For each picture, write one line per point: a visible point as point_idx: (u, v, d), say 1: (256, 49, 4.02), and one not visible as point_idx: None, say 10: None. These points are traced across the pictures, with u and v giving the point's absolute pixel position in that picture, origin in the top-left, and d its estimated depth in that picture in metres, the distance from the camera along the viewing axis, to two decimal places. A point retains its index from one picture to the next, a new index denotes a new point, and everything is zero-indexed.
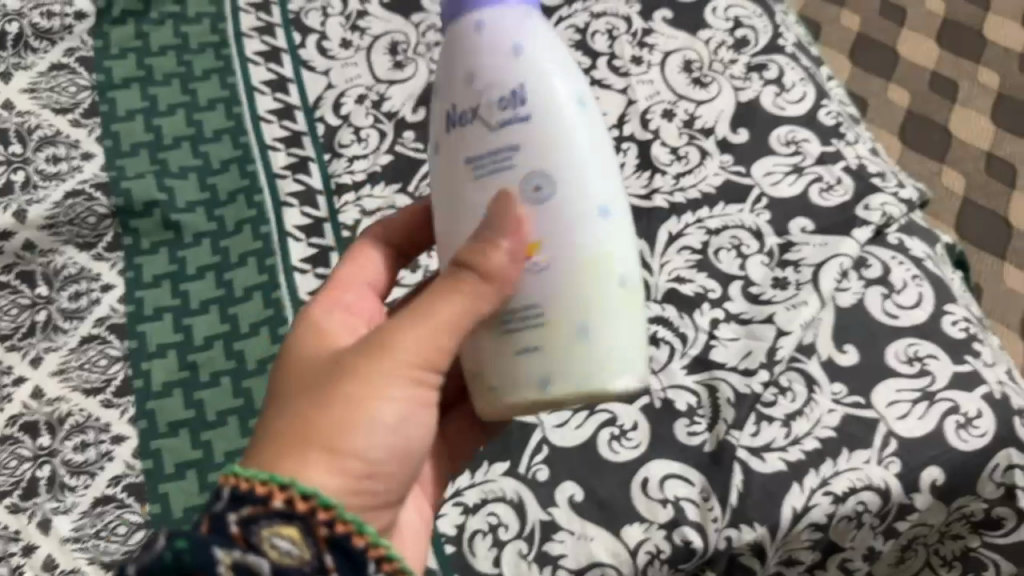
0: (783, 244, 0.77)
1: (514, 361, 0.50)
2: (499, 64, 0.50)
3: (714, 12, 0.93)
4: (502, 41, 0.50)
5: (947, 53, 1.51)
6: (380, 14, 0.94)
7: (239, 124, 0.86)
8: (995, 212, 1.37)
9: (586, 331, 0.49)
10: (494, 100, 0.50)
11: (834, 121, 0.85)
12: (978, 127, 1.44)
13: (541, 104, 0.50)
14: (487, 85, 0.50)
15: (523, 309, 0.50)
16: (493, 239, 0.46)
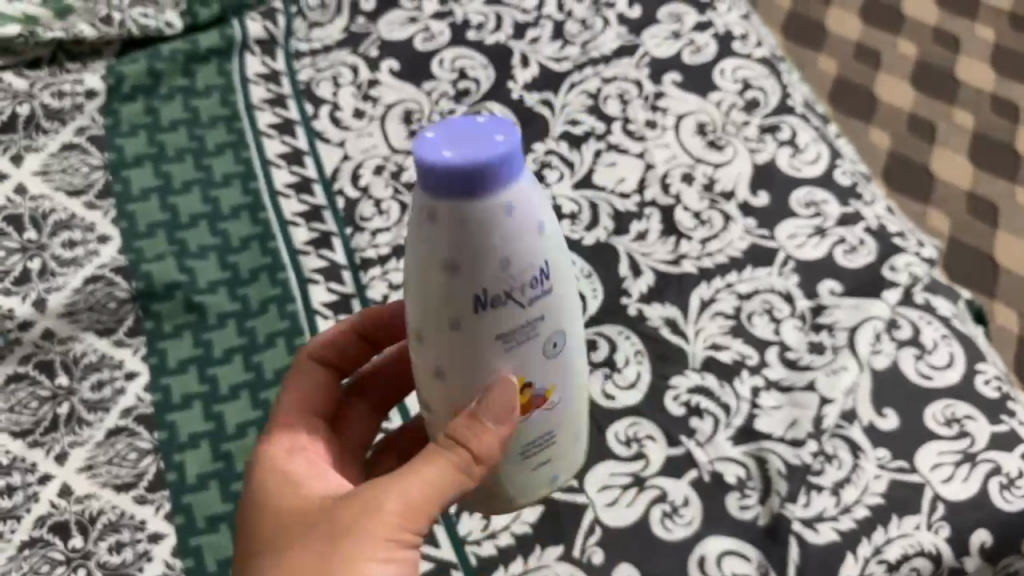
0: (814, 307, 0.78)
1: (525, 483, 0.53)
2: (529, 246, 0.43)
3: (723, 75, 0.95)
4: (528, 219, 0.43)
5: (922, 96, 1.53)
6: (391, 82, 0.94)
7: (256, 200, 0.85)
8: (981, 251, 1.37)
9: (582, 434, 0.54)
10: (527, 285, 0.44)
11: (851, 180, 0.87)
12: (957, 166, 1.45)
13: (557, 286, 0.46)
14: (521, 273, 0.44)
15: (543, 437, 0.51)
16: (483, 417, 0.47)
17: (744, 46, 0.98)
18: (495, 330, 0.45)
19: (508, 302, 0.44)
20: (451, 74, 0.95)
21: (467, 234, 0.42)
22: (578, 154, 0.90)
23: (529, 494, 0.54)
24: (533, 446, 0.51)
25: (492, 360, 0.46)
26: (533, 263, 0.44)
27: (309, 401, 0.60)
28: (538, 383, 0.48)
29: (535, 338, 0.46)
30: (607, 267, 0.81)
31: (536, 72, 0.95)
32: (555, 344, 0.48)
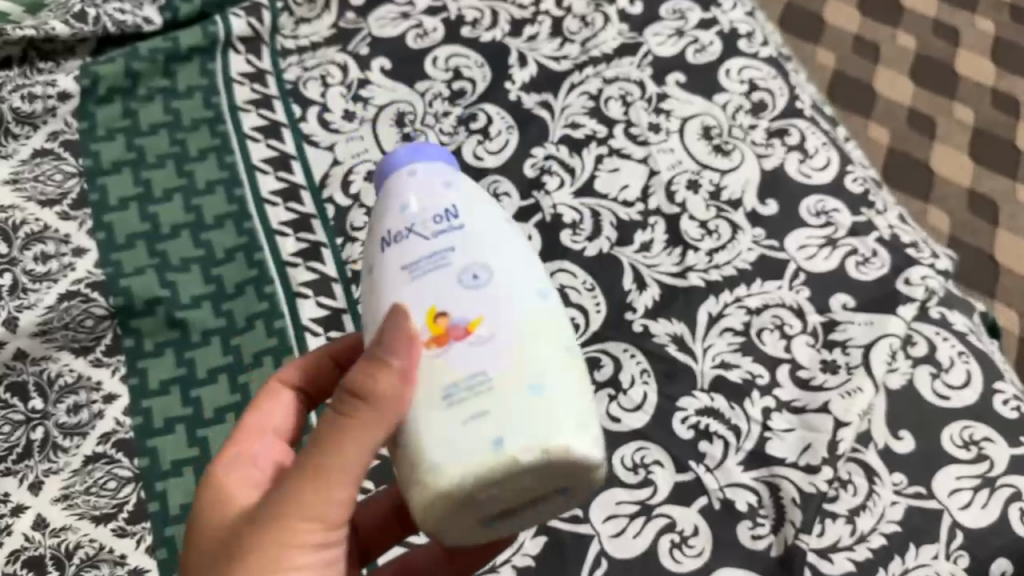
0: (826, 323, 0.75)
1: (458, 437, 0.43)
2: (432, 194, 0.50)
3: (728, 75, 0.92)
4: (436, 179, 0.51)
5: (923, 90, 1.48)
6: (383, 82, 0.90)
7: (241, 209, 0.80)
8: (983, 251, 1.35)
9: (539, 388, 0.44)
10: (428, 218, 0.49)
11: (862, 188, 0.84)
12: (957, 164, 1.42)
13: (471, 224, 0.49)
14: (423, 210, 0.50)
15: (472, 374, 0.45)
16: (381, 360, 0.44)
17: (749, 44, 0.94)
18: (398, 261, 0.48)
19: (411, 234, 0.49)
20: (446, 73, 0.91)
21: (382, 203, 0.52)
22: (579, 159, 0.86)
23: (464, 455, 0.43)
24: (469, 389, 0.44)
25: (397, 292, 0.48)
26: (437, 204, 0.50)
27: (276, 423, 0.54)
28: (457, 314, 0.46)
29: (446, 265, 0.48)
30: (610, 280, 0.78)
31: (534, 72, 0.91)
32: (470, 277, 0.47)
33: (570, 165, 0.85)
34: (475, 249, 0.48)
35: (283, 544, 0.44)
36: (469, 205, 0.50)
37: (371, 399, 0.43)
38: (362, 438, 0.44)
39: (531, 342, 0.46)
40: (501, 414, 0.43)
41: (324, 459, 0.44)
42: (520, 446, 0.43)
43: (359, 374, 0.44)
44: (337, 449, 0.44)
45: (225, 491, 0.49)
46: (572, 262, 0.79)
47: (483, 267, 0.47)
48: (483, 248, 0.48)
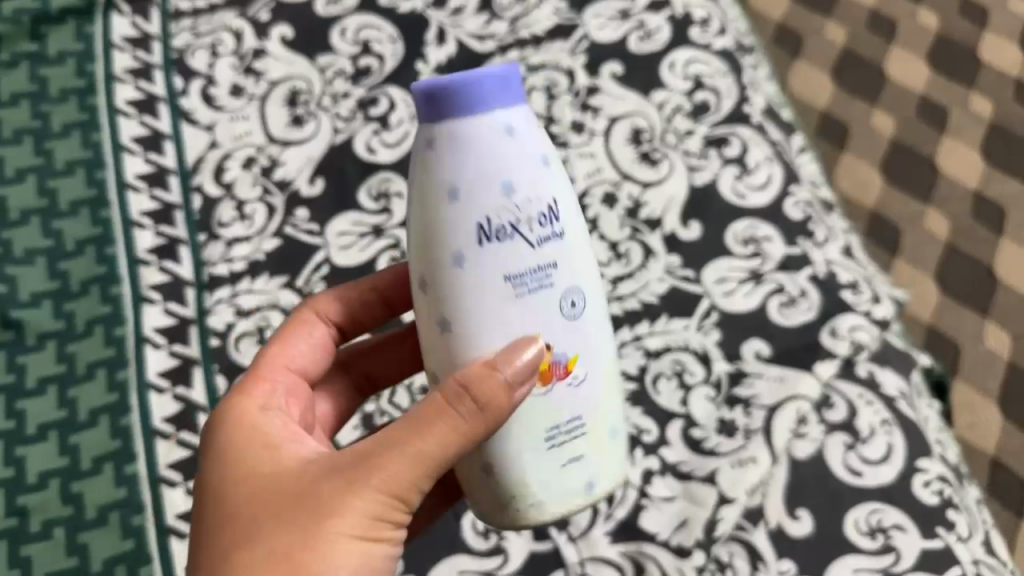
0: (732, 373, 0.65)
1: (558, 479, 0.44)
2: (532, 178, 0.42)
3: (672, 69, 0.81)
4: (533, 151, 0.43)
5: (937, 75, 1.25)
6: (280, 54, 0.80)
7: (101, 194, 0.73)
8: (981, 263, 1.11)
9: (616, 430, 0.46)
10: (534, 217, 0.43)
11: (802, 215, 0.73)
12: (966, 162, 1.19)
13: (572, 230, 0.44)
14: (528, 201, 0.42)
15: (568, 421, 0.44)
16: (500, 368, 0.40)
17: (703, 33, 0.83)
18: (505, 270, 0.42)
19: (517, 235, 0.42)
20: (353, 48, 0.81)
21: (473, 166, 0.41)
22: None
23: (562, 496, 0.44)
24: (568, 432, 0.44)
25: (500, 305, 0.42)
26: (541, 198, 0.43)
27: (297, 360, 0.51)
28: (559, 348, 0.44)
29: (550, 285, 0.43)
30: None
31: (451, 52, 0.81)
32: (571, 302, 0.44)
33: None
34: (578, 266, 0.44)
35: (351, 520, 0.39)
36: (560, 188, 0.44)
37: (483, 401, 0.40)
38: (464, 422, 0.40)
39: (610, 386, 0.46)
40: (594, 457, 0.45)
41: (420, 436, 0.40)
42: (607, 485, 0.46)
43: (477, 374, 0.40)
44: (443, 432, 0.40)
45: (262, 436, 0.43)
46: None
47: (582, 294, 0.44)
48: (582, 261, 0.45)
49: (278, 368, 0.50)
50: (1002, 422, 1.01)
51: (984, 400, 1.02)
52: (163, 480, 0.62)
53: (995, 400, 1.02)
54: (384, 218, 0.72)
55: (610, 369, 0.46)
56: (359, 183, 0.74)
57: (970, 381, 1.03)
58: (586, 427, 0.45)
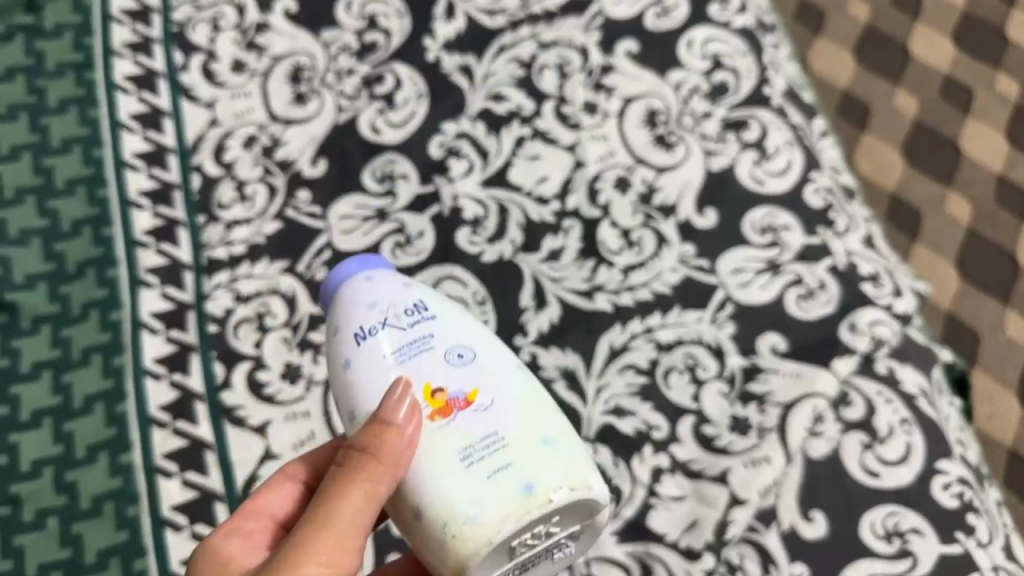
0: (747, 368, 0.63)
1: (484, 493, 0.39)
2: (390, 292, 0.45)
3: (689, 48, 0.78)
4: (394, 280, 0.46)
5: (965, 51, 1.11)
6: (284, 29, 0.78)
7: (98, 173, 0.71)
8: (1005, 249, 1.00)
9: (549, 439, 0.41)
10: (398, 310, 0.44)
11: (822, 203, 0.70)
12: (993, 144, 1.06)
13: (444, 313, 0.44)
14: (390, 301, 0.44)
15: (484, 438, 0.40)
16: (392, 416, 0.40)
17: (722, 11, 0.79)
18: (384, 352, 0.43)
19: (384, 326, 0.43)
20: (359, 22, 0.78)
21: (347, 307, 0.45)
22: (495, 140, 0.73)
23: (493, 510, 0.39)
24: (483, 450, 0.40)
25: (382, 380, 0.42)
26: (405, 298, 0.44)
27: (269, 508, 0.45)
28: (453, 386, 0.42)
29: (431, 344, 0.43)
30: (505, 292, 0.67)
31: (460, 27, 0.77)
32: (458, 353, 0.43)
33: (484, 147, 0.73)
34: (455, 329, 0.44)
35: None
36: (437, 301, 0.45)
37: (382, 455, 0.39)
38: (372, 472, 0.39)
39: (534, 408, 0.42)
40: (520, 460, 0.40)
41: (338, 500, 0.39)
42: (553, 486, 0.39)
43: (368, 429, 0.40)
44: (343, 492, 0.39)
45: (221, 566, 0.42)
46: (463, 270, 0.68)
47: (473, 348, 0.43)
48: (462, 326, 0.44)
49: (254, 512, 0.45)
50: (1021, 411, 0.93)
51: (1007, 394, 0.93)
52: (159, 470, 0.60)
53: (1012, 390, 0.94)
54: (388, 202, 0.71)
55: (529, 385, 0.43)
56: (364, 163, 0.72)
57: (987, 371, 0.95)
58: (508, 435, 0.40)
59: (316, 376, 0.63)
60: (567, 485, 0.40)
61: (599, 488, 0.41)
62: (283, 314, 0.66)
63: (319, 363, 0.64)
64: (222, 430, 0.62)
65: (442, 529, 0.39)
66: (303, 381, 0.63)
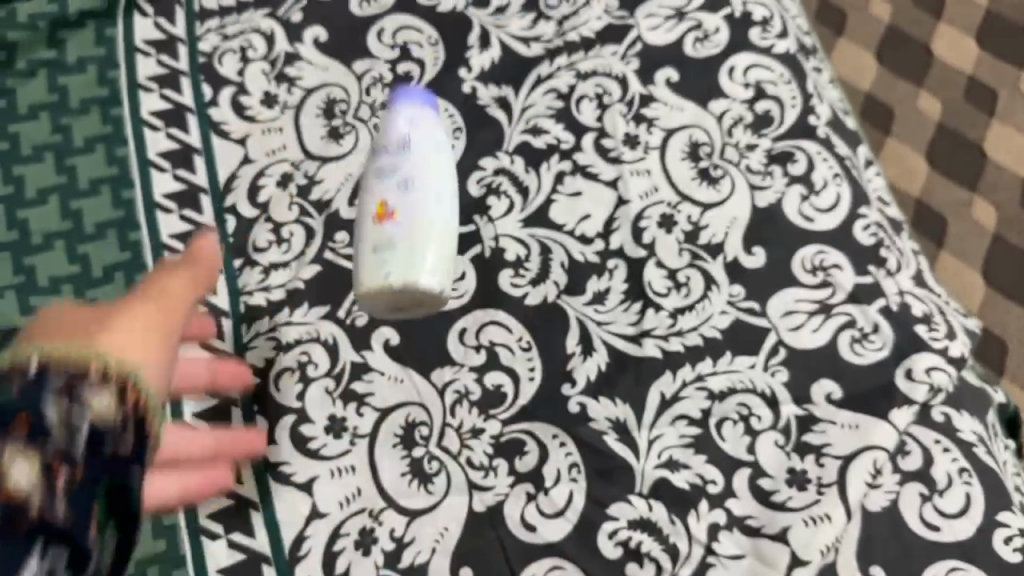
0: (802, 419, 0.62)
1: (372, 258, 0.63)
2: (423, 114, 0.68)
3: (731, 75, 0.75)
4: (422, 113, 0.68)
5: (988, 52, 1.24)
6: (315, 59, 0.76)
7: (128, 216, 0.69)
8: None
9: (422, 255, 0.62)
10: (406, 125, 0.67)
11: (873, 240, 0.68)
12: (1016, 148, 1.19)
13: (427, 159, 0.66)
14: (407, 119, 0.67)
15: (401, 215, 0.64)
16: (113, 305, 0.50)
17: (763, 35, 0.76)
18: (389, 151, 0.66)
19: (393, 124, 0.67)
20: (392, 51, 0.76)
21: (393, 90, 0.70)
22: (535, 176, 0.71)
23: (376, 275, 0.62)
24: (387, 241, 0.63)
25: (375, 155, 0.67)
26: (420, 130, 0.67)
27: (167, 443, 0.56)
28: (396, 203, 0.64)
29: (398, 168, 0.65)
30: (550, 337, 0.65)
31: (496, 56, 0.76)
32: (405, 185, 0.65)
33: (524, 184, 0.71)
34: (425, 168, 0.65)
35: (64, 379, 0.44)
36: (433, 152, 0.66)
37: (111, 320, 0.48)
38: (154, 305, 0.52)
39: (419, 240, 0.63)
40: (401, 254, 0.62)
41: (101, 319, 0.48)
42: (398, 278, 0.62)
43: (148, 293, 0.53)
44: (91, 326, 0.47)
45: None
46: (507, 314, 0.66)
47: (415, 143, 0.66)
48: (439, 180, 0.65)
49: None
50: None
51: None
52: (205, 530, 0.59)
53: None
54: None
55: (425, 220, 0.63)
56: None
57: (1012, 381, 1.07)
58: (414, 239, 0.62)
59: (361, 430, 0.62)
60: (406, 278, 0.62)
61: (425, 281, 0.62)
62: (325, 363, 0.64)
63: (364, 416, 0.63)
64: (266, 488, 0.61)
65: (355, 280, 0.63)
66: (348, 434, 0.62)
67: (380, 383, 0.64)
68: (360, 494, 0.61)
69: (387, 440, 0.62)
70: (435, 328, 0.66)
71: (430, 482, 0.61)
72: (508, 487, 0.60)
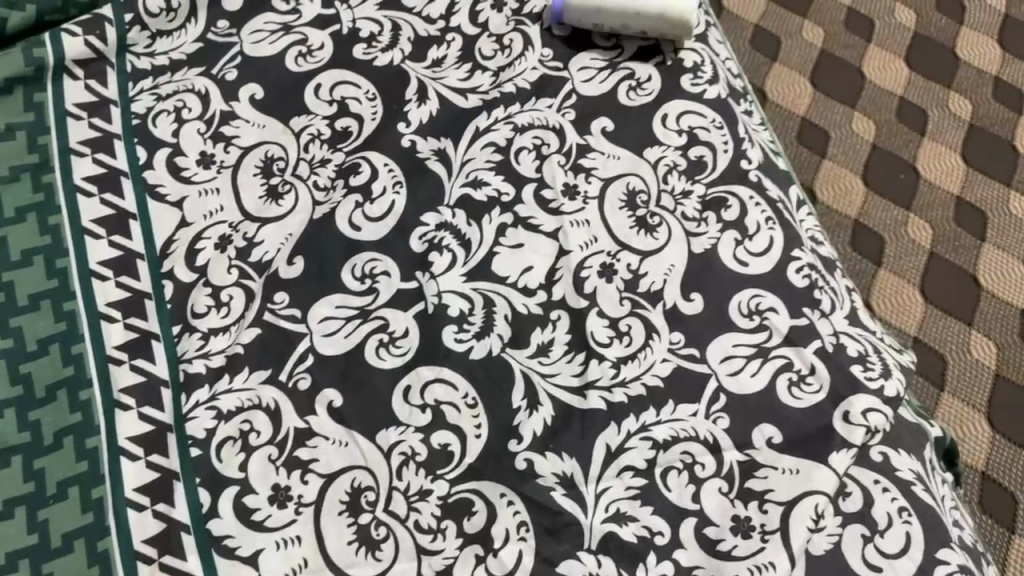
0: (744, 464, 0.63)
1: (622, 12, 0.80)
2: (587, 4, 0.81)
3: (664, 122, 0.76)
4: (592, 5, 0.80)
5: (918, 75, 1.26)
6: (251, 117, 0.76)
7: (63, 286, 0.67)
8: (964, 270, 1.12)
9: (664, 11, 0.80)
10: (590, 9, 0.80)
11: (806, 282, 0.70)
12: (948, 166, 1.19)
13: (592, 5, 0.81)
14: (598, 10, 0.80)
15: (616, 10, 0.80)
16: None
17: (695, 81, 0.79)
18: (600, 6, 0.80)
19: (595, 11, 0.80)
20: (330, 106, 0.77)
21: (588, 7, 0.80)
22: (476, 228, 0.72)
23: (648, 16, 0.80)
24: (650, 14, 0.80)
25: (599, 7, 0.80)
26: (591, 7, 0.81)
27: None
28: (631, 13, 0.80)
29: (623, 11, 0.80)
30: (495, 393, 0.65)
31: (434, 109, 0.77)
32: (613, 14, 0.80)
33: (466, 237, 0.71)
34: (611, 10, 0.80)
35: None
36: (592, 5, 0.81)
37: None
38: None
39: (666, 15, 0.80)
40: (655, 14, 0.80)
41: None
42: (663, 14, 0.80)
43: None
44: None
45: None
46: (452, 371, 0.66)
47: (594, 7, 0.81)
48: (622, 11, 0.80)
49: None
50: (993, 438, 1.03)
51: (970, 413, 1.04)
52: None
53: (982, 413, 1.04)
54: (370, 299, 0.69)
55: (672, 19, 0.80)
56: (342, 263, 0.70)
57: (952, 395, 1.05)
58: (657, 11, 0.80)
59: (306, 497, 0.62)
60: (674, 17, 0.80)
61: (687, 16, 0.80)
62: (268, 431, 0.63)
63: (309, 483, 0.62)
64: (212, 563, 0.59)
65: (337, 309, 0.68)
66: (292, 503, 0.61)
67: (325, 448, 0.63)
68: (307, 565, 0.60)
69: (333, 506, 0.61)
70: (381, 389, 0.65)
71: (378, 548, 0.60)
72: (457, 549, 0.60)
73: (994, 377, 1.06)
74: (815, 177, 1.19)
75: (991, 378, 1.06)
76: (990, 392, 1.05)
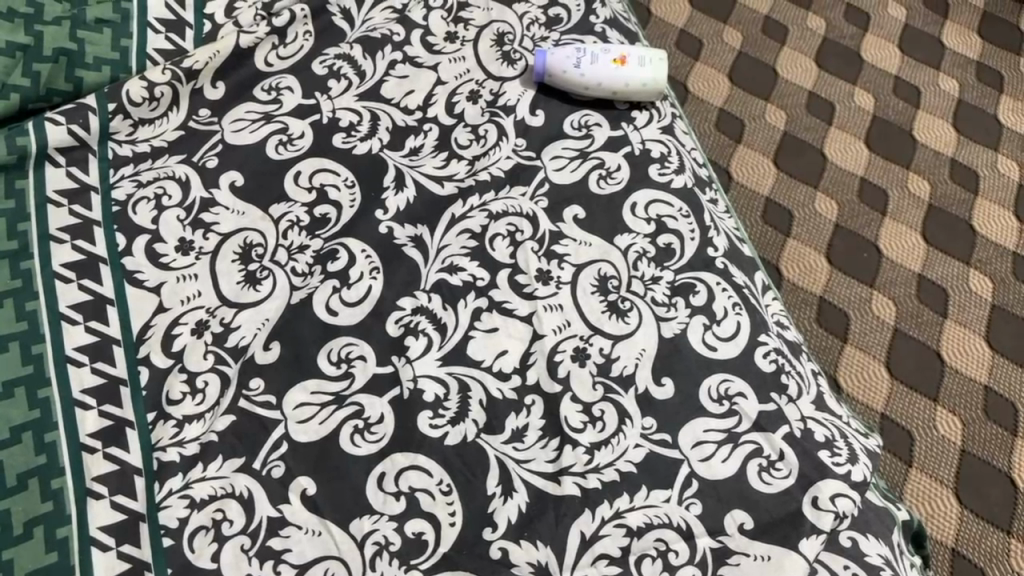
0: (717, 551, 0.64)
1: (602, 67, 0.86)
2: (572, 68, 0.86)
3: (633, 210, 0.79)
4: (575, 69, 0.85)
5: (878, 156, 1.31)
6: (231, 204, 0.78)
7: (38, 371, 0.67)
8: (929, 346, 1.15)
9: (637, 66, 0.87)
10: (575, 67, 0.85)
11: (773, 366, 0.72)
12: (909, 244, 1.23)
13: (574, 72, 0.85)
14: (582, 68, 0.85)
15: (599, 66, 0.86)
16: None
17: (661, 171, 0.82)
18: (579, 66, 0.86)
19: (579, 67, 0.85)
20: (310, 193, 0.79)
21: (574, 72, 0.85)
22: (452, 313, 0.73)
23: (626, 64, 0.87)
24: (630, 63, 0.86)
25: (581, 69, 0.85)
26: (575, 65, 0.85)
27: None
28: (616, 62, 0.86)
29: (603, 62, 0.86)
30: (469, 479, 0.66)
31: (411, 196, 0.79)
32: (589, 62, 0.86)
33: (442, 322, 0.72)
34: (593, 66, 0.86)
35: None
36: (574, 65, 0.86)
37: None
38: None
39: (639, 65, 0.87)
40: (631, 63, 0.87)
41: None
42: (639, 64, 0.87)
43: None
44: None
45: None
46: (427, 458, 0.67)
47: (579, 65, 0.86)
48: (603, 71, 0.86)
49: None
50: (962, 513, 1.04)
51: (938, 488, 1.05)
52: None
53: (950, 489, 1.05)
54: (345, 384, 0.69)
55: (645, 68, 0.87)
56: (319, 348, 0.71)
57: (920, 469, 1.07)
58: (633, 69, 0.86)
59: None
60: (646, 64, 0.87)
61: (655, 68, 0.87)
62: (241, 520, 0.63)
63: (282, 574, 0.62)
64: None
65: (314, 390, 0.69)
66: None
67: (299, 538, 0.63)
68: None
69: None
70: (356, 475, 0.66)
71: None
72: None
73: (961, 452, 1.08)
74: (782, 256, 1.22)
75: (959, 453, 1.08)
76: (959, 467, 1.07)
